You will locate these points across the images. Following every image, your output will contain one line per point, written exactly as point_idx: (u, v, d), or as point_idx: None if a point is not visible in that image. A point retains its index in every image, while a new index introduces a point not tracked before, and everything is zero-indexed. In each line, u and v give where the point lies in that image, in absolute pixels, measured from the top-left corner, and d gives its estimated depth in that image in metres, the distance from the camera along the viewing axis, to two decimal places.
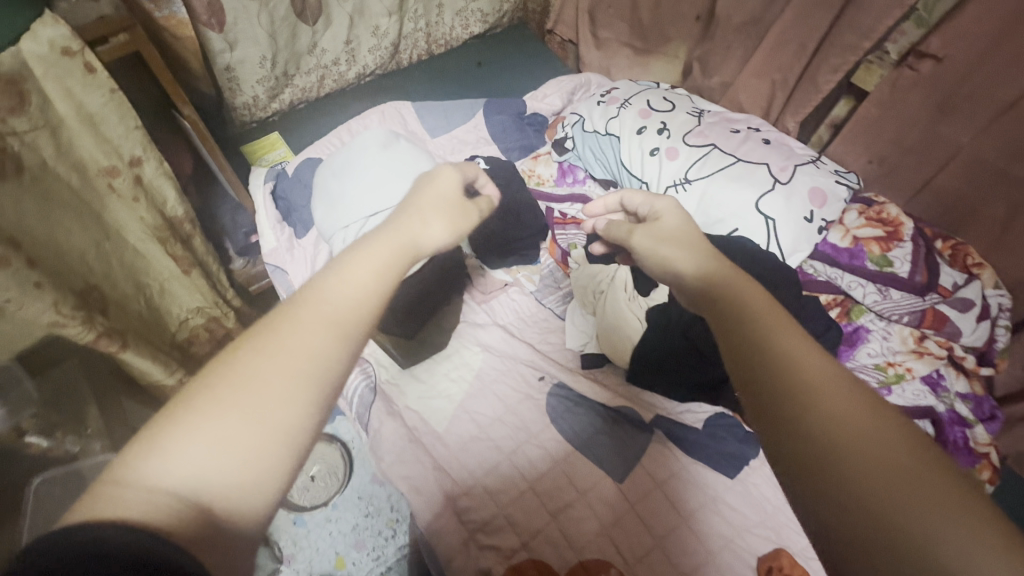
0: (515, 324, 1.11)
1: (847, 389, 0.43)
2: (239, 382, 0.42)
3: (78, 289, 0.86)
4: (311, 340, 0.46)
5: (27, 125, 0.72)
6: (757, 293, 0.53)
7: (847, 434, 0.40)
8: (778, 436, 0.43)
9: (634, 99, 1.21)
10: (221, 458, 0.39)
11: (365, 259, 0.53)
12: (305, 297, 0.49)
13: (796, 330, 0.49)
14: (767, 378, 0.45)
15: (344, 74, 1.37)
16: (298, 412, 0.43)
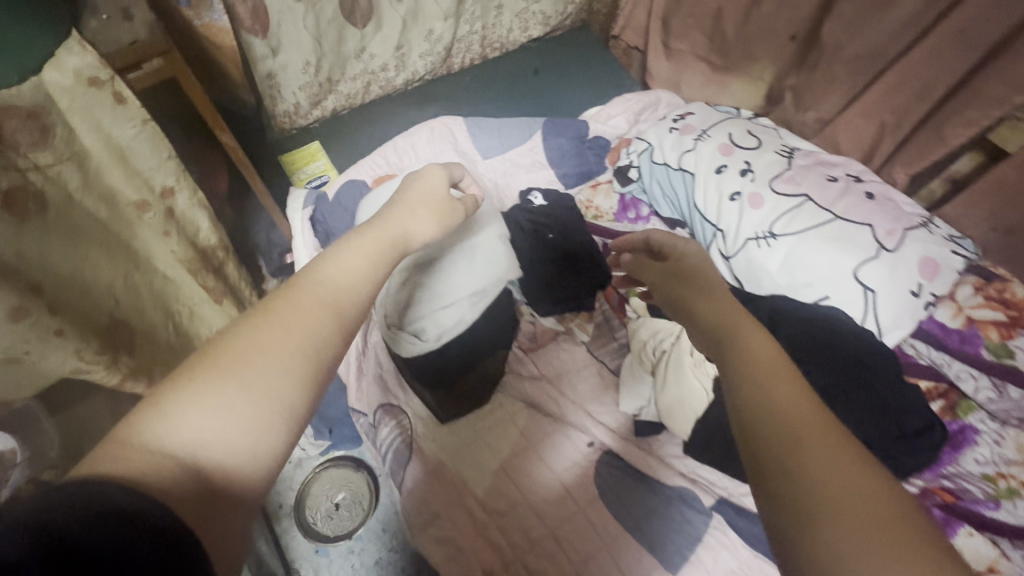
0: (565, 380, 0.99)
1: (841, 440, 0.43)
2: (242, 352, 0.44)
3: (104, 327, 0.79)
4: (314, 322, 0.48)
5: (51, 159, 0.65)
6: (767, 346, 0.54)
7: (826, 484, 0.40)
8: (764, 480, 0.43)
9: (712, 131, 1.07)
10: (220, 426, 0.41)
11: (356, 253, 0.57)
12: (302, 282, 0.52)
13: (797, 377, 0.49)
14: (761, 422, 0.45)
15: (392, 80, 1.26)
16: (298, 389, 0.45)
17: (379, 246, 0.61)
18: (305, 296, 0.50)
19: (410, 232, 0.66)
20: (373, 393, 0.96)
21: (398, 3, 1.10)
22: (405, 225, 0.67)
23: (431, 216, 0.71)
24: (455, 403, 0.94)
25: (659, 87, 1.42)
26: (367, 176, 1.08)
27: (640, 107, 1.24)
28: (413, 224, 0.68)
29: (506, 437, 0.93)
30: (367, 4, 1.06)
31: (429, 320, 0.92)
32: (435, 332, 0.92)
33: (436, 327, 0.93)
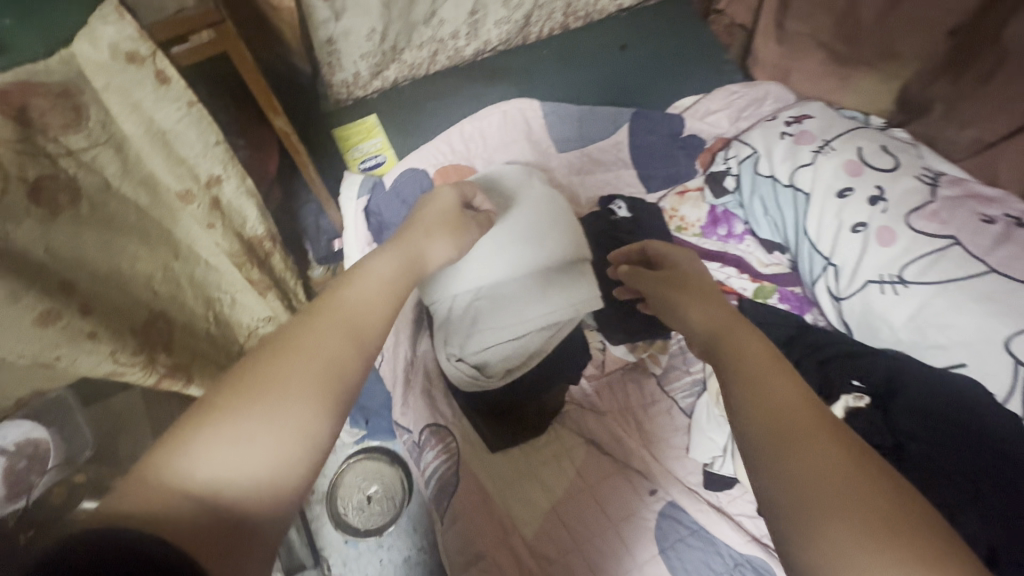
0: (632, 419, 0.89)
1: (831, 437, 0.40)
2: (264, 382, 0.43)
3: (140, 326, 0.71)
4: (334, 348, 0.46)
5: (84, 143, 0.57)
6: (760, 342, 0.50)
7: (821, 480, 0.37)
8: (758, 478, 0.40)
9: (837, 143, 0.90)
10: (242, 460, 0.40)
11: (375, 276, 0.54)
12: (323, 304, 0.50)
13: (787, 369, 0.46)
14: (753, 419, 0.43)
15: (461, 50, 1.12)
16: (319, 413, 0.43)
17: (395, 267, 0.57)
18: (322, 319, 0.48)
19: (424, 251, 0.62)
20: (421, 409, 0.88)
21: None
22: (419, 246, 0.62)
23: (444, 234, 0.66)
24: (509, 432, 0.85)
25: (765, 76, 1.23)
26: (428, 165, 0.98)
27: (743, 105, 1.08)
28: (430, 245, 0.63)
29: (560, 475, 0.84)
30: None
31: (495, 353, 0.80)
32: (500, 366, 0.81)
33: (501, 360, 0.81)
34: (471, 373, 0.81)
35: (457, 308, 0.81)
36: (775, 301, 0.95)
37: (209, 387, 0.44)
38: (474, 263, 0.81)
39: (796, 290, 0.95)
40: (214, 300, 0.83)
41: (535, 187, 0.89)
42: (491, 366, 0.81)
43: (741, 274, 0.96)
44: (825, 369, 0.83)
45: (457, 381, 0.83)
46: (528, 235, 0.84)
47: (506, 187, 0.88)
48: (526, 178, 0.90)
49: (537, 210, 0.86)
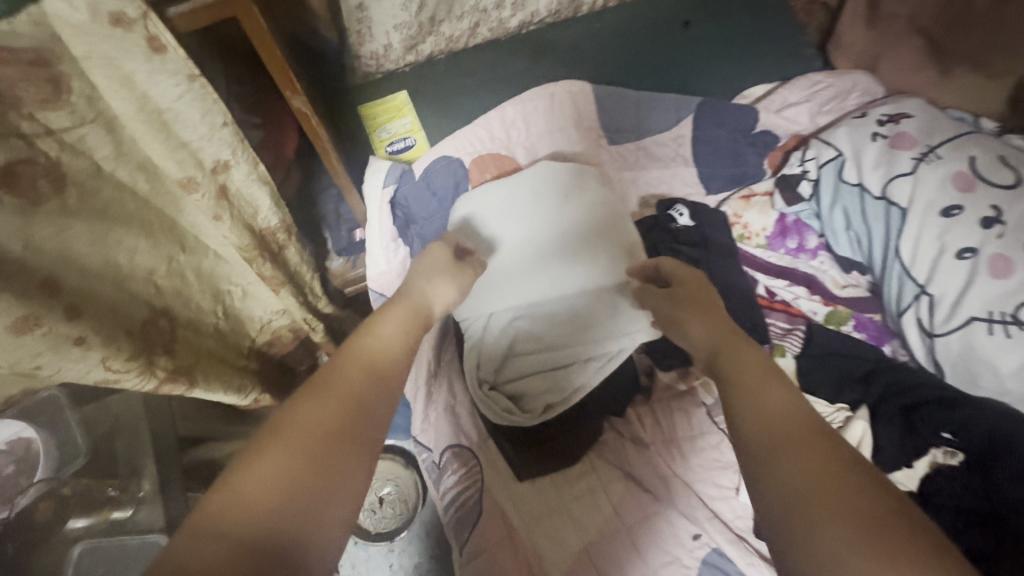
0: (678, 455, 0.78)
1: (820, 443, 0.44)
2: (307, 423, 0.44)
3: (137, 327, 0.63)
4: (366, 390, 0.49)
5: (68, 122, 0.48)
6: (758, 356, 0.55)
7: (812, 481, 0.41)
8: (755, 483, 0.44)
9: (945, 150, 0.76)
10: (268, 485, 0.40)
11: (392, 322, 0.58)
12: (349, 353, 0.53)
13: (782, 383, 0.51)
14: (753, 431, 0.47)
15: (505, 22, 1.00)
16: (343, 442, 0.44)
17: (407, 310, 0.61)
18: (353, 364, 0.51)
19: (427, 297, 0.65)
20: (442, 428, 0.81)
21: None
22: (422, 290, 0.66)
23: (446, 279, 0.69)
24: (539, 458, 0.78)
25: (848, 64, 1.08)
26: (464, 153, 0.89)
27: (827, 97, 0.94)
28: (431, 291, 0.66)
29: (594, 513, 0.75)
30: None
31: (533, 385, 0.77)
32: (540, 400, 0.76)
33: (542, 393, 0.77)
34: (505, 405, 0.77)
35: (495, 328, 0.79)
36: (850, 329, 0.83)
37: (251, 435, 0.44)
38: (510, 285, 0.79)
39: (875, 317, 0.83)
40: (223, 294, 0.79)
41: (578, 197, 0.83)
42: (528, 399, 0.77)
43: (811, 296, 0.85)
44: (909, 415, 0.73)
45: (490, 411, 0.77)
46: (565, 259, 0.80)
47: (547, 200, 0.83)
48: (572, 183, 0.84)
49: (575, 230, 0.82)
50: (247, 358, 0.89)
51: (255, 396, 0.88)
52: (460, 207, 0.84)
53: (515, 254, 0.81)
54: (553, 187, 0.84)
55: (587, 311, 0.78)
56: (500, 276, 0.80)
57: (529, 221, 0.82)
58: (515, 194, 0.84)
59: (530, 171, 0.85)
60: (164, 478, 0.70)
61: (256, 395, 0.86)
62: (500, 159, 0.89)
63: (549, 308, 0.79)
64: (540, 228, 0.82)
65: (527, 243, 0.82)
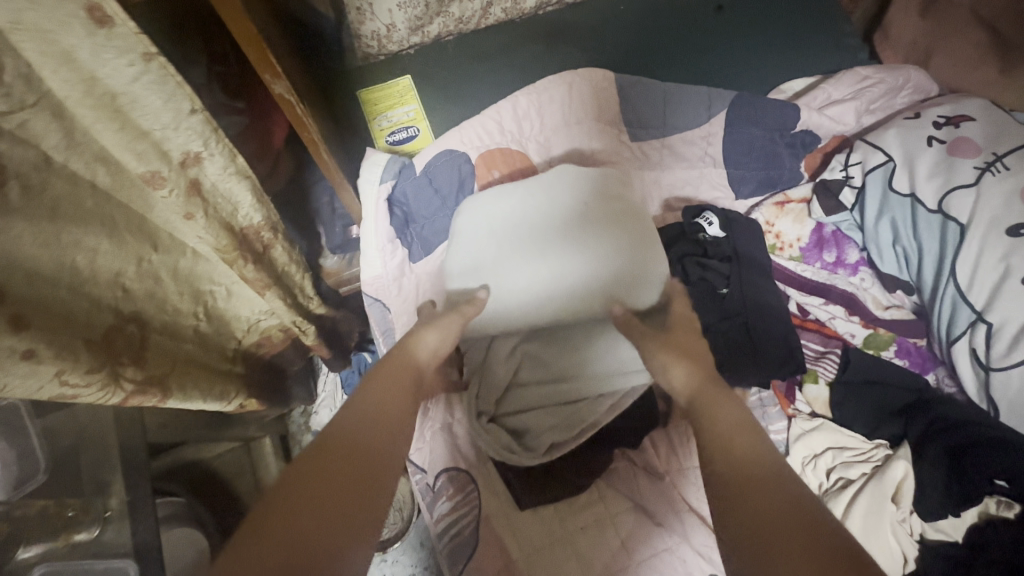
0: (695, 487, 0.71)
1: (792, 490, 0.41)
2: (330, 467, 0.45)
3: (99, 337, 0.57)
4: (381, 430, 0.50)
5: (2, 107, 0.41)
6: (735, 403, 0.50)
7: (774, 536, 0.38)
8: (725, 536, 0.41)
9: (1012, 160, 0.68)
10: (296, 528, 0.40)
11: (403, 363, 0.58)
12: (365, 392, 0.53)
13: (757, 429, 0.47)
14: (722, 478, 0.44)
15: (521, 2, 0.91)
16: (361, 484, 0.45)
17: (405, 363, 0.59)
18: (369, 406, 0.52)
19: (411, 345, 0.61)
20: (438, 448, 0.75)
21: None
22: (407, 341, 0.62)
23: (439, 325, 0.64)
24: (542, 488, 0.70)
25: (897, 57, 0.98)
26: (469, 146, 0.81)
27: (876, 94, 0.85)
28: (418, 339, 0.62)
29: (601, 546, 0.68)
30: None
31: (538, 421, 0.70)
32: (544, 439, 0.69)
33: (547, 430, 0.69)
34: (506, 441, 0.69)
35: (501, 354, 0.71)
36: (891, 355, 0.75)
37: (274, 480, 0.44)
38: (517, 304, 0.68)
39: (920, 342, 0.75)
40: (204, 294, 0.72)
41: (599, 203, 0.70)
42: (532, 436, 0.70)
43: (849, 316, 0.77)
44: (958, 458, 0.64)
45: (488, 446, 0.70)
46: (583, 278, 0.67)
47: (566, 205, 0.71)
48: (593, 187, 0.72)
49: (595, 242, 0.68)
50: (232, 362, 0.83)
51: (240, 402, 0.82)
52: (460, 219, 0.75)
53: (520, 274, 0.68)
54: (572, 192, 0.71)
55: (602, 341, 0.69)
56: (502, 299, 0.68)
57: (538, 230, 0.70)
58: (523, 200, 0.72)
59: (551, 175, 0.74)
60: (134, 495, 0.63)
61: (240, 401, 0.79)
62: (513, 157, 0.81)
63: (558, 334, 0.70)
64: (551, 242, 0.69)
65: (536, 259, 0.68)
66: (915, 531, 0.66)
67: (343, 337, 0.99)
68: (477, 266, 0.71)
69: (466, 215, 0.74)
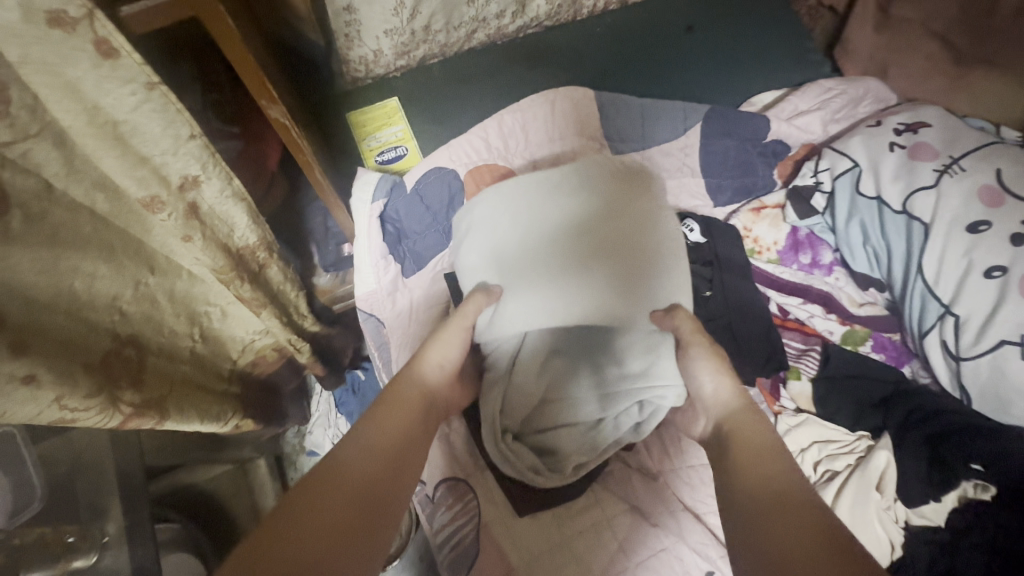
0: (687, 486, 0.74)
1: (817, 507, 0.44)
2: (327, 495, 0.46)
3: (97, 361, 0.57)
4: (379, 465, 0.51)
5: (7, 136, 0.42)
6: (764, 428, 0.55)
7: (798, 546, 0.41)
8: (750, 550, 0.44)
9: (969, 162, 0.72)
10: (289, 554, 0.41)
11: (410, 396, 0.60)
12: (370, 424, 0.55)
13: (783, 450, 0.51)
14: (749, 496, 0.48)
15: (503, 27, 0.95)
16: (359, 515, 0.46)
17: (417, 401, 0.60)
18: (369, 439, 0.53)
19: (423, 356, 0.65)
20: (436, 459, 0.75)
21: None
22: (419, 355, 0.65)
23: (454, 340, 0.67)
24: (541, 494, 0.72)
25: (857, 70, 1.04)
26: (457, 163, 0.83)
27: (840, 105, 0.90)
28: (434, 351, 0.66)
29: (599, 550, 0.69)
30: None
31: (566, 442, 0.69)
32: (571, 461, 0.69)
33: (574, 452, 0.69)
34: (532, 463, 0.69)
35: (530, 374, 0.70)
36: (868, 350, 0.79)
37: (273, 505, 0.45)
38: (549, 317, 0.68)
39: (894, 337, 0.79)
40: (199, 315, 0.73)
41: (628, 223, 0.72)
42: (557, 456, 0.70)
43: (826, 314, 0.80)
44: (935, 445, 0.68)
45: (513, 463, 0.68)
46: (614, 297, 0.68)
47: (596, 223, 0.72)
48: (615, 205, 0.73)
49: (626, 262, 0.70)
50: (228, 382, 0.83)
51: (235, 423, 0.82)
52: (474, 224, 0.75)
53: (545, 294, 0.68)
54: (601, 209, 0.73)
55: (633, 363, 0.69)
56: (528, 312, 0.68)
57: (570, 245, 0.71)
58: (548, 213, 0.73)
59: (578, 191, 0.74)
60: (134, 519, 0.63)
61: (236, 422, 0.80)
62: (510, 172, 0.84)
63: (586, 354, 0.71)
64: (580, 255, 0.70)
65: (568, 275, 0.69)
66: (901, 518, 0.68)
67: (337, 355, 1.00)
68: (499, 277, 0.71)
69: (492, 229, 0.74)
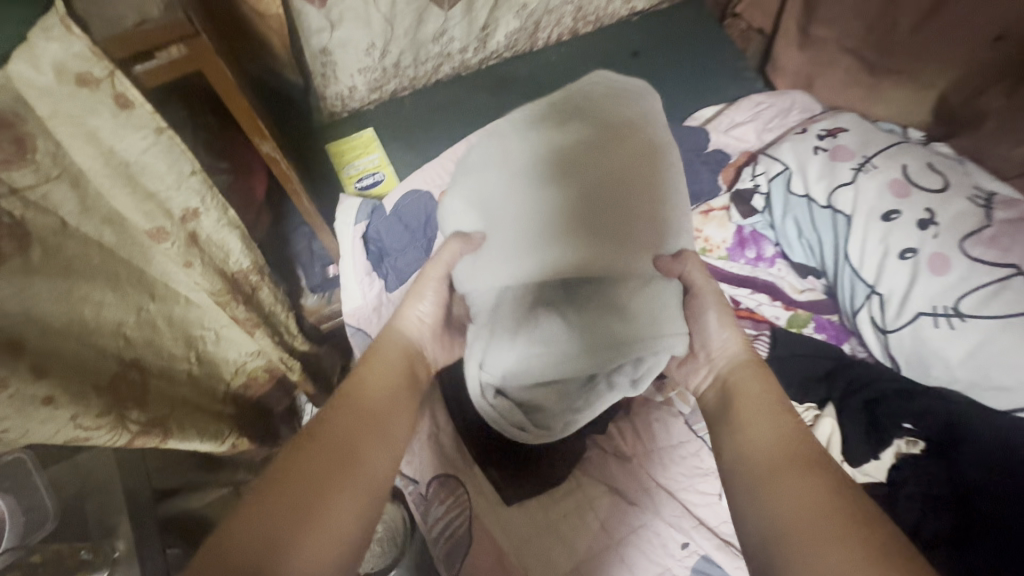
0: (659, 465, 0.81)
1: (816, 468, 0.51)
2: (301, 458, 0.51)
3: (106, 382, 0.62)
4: (356, 429, 0.56)
5: (31, 180, 0.48)
6: (765, 390, 0.62)
7: (801, 505, 0.48)
8: (755, 510, 0.51)
9: (880, 160, 0.83)
10: (272, 509, 0.47)
11: (383, 365, 0.65)
12: (347, 393, 0.60)
13: (784, 414, 0.58)
14: (755, 461, 0.54)
15: (467, 61, 1.04)
16: (335, 471, 0.51)
17: (397, 357, 0.68)
18: (343, 408, 0.57)
19: (401, 314, 0.72)
20: (427, 458, 0.80)
21: None
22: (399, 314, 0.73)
23: (430, 298, 0.73)
24: (525, 484, 0.77)
25: (786, 83, 1.16)
26: (432, 185, 0.91)
27: (770, 116, 1.01)
28: (409, 309, 0.72)
29: (583, 530, 0.76)
30: None
31: (551, 400, 0.69)
32: (557, 419, 0.70)
33: (559, 409, 0.69)
34: (517, 421, 0.70)
35: (516, 328, 0.66)
36: (810, 331, 0.88)
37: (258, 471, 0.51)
38: (529, 260, 0.66)
39: (833, 318, 0.88)
40: (195, 339, 0.75)
41: (620, 166, 0.71)
42: (542, 415, 0.70)
43: (773, 302, 0.90)
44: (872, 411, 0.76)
45: (500, 422, 0.70)
46: (600, 239, 0.66)
47: (586, 164, 0.71)
48: (609, 148, 0.72)
49: (615, 204, 0.68)
50: (223, 403, 0.86)
51: (232, 441, 0.86)
52: (466, 176, 0.77)
53: (532, 235, 0.67)
54: (593, 152, 0.72)
55: (636, 313, 0.65)
56: (507, 254, 0.68)
57: (558, 185, 0.70)
58: (537, 156, 0.73)
59: (569, 136, 0.74)
60: (140, 534, 0.67)
61: (233, 440, 0.84)
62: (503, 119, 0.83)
63: (577, 303, 0.65)
64: (567, 195, 0.69)
65: (554, 216, 0.68)
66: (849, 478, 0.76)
67: (327, 373, 1.05)
68: (482, 221, 0.72)
69: (483, 177, 0.75)
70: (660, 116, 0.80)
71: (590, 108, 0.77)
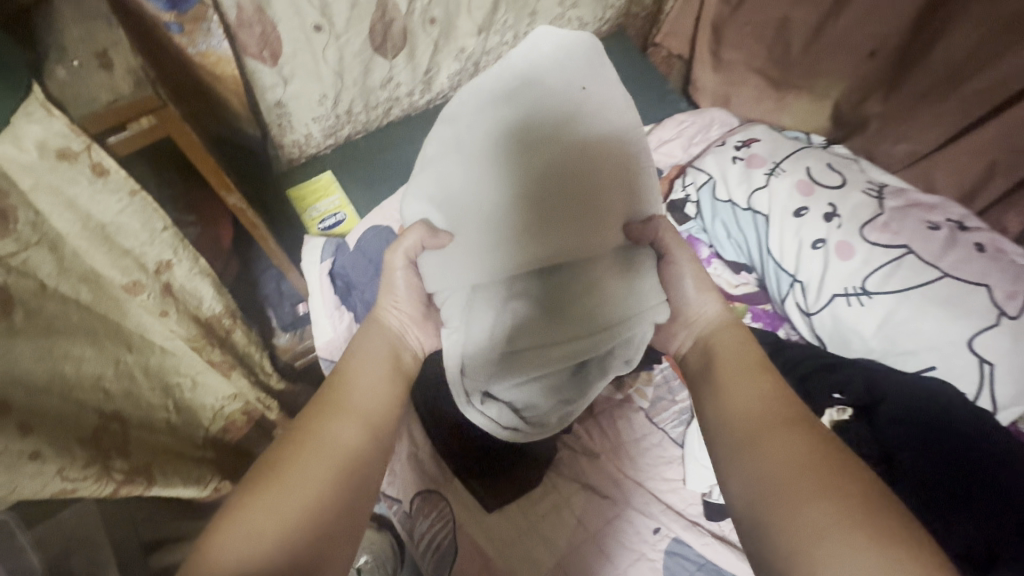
0: (626, 458, 0.87)
1: (799, 426, 0.53)
2: (293, 465, 0.54)
3: (89, 435, 0.64)
4: (347, 436, 0.59)
5: (13, 247, 0.52)
6: (743, 352, 0.64)
7: (786, 462, 0.50)
8: (741, 470, 0.53)
9: (788, 163, 0.94)
10: (269, 515, 0.50)
11: (372, 367, 0.68)
12: (337, 396, 0.63)
13: (763, 374, 0.60)
14: (739, 423, 0.56)
15: (415, 102, 1.12)
16: (328, 479, 0.55)
17: (377, 349, 0.71)
18: (334, 415, 0.60)
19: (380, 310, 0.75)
20: (407, 477, 0.84)
21: (431, 26, 0.99)
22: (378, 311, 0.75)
23: (406, 295, 0.76)
24: (503, 489, 0.82)
25: (707, 101, 1.28)
26: (391, 220, 0.97)
27: (693, 132, 1.12)
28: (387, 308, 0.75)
29: (561, 526, 0.81)
30: (399, 33, 0.96)
31: (540, 396, 0.74)
32: (551, 415, 0.75)
33: (550, 404, 0.75)
34: (510, 423, 0.75)
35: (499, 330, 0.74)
36: (749, 321, 0.98)
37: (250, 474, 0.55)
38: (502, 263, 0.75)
39: (767, 307, 0.98)
40: (173, 387, 0.77)
41: (580, 157, 0.77)
42: (532, 412, 0.75)
43: None
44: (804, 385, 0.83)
45: (496, 428, 0.75)
46: (567, 235, 0.74)
47: (546, 159, 0.77)
48: (569, 140, 0.78)
49: (578, 199, 0.75)
50: (204, 449, 0.86)
51: (215, 485, 0.87)
52: (433, 177, 0.82)
53: (503, 238, 0.75)
54: (554, 145, 0.78)
55: (612, 303, 0.74)
56: (479, 257, 0.75)
57: (523, 183, 0.76)
58: (500, 155, 0.79)
59: (531, 131, 0.79)
60: None
61: (217, 483, 0.85)
62: (466, 109, 0.86)
63: (554, 299, 0.74)
64: (531, 193, 0.76)
65: (523, 218, 0.75)
66: None
67: None
68: (450, 223, 0.78)
69: (452, 179, 0.80)
70: (617, 93, 0.84)
71: (545, 97, 0.82)
